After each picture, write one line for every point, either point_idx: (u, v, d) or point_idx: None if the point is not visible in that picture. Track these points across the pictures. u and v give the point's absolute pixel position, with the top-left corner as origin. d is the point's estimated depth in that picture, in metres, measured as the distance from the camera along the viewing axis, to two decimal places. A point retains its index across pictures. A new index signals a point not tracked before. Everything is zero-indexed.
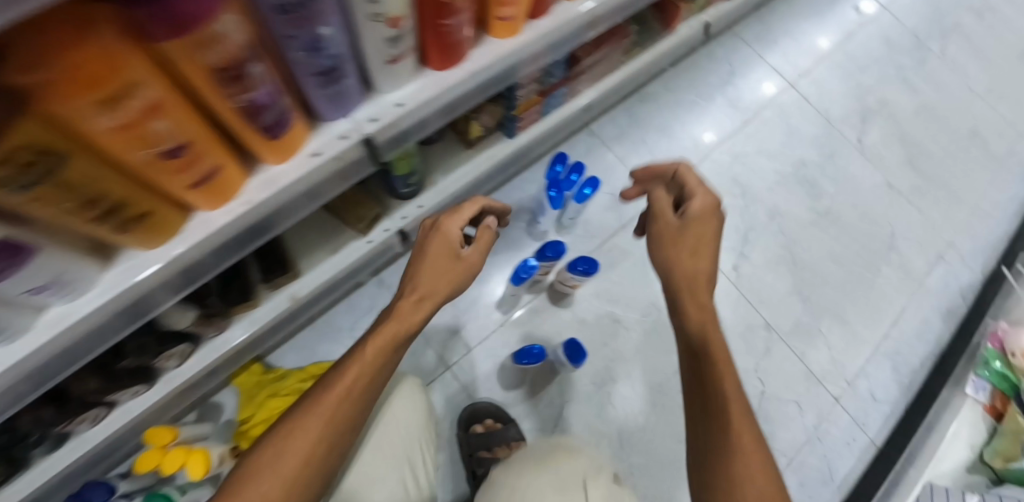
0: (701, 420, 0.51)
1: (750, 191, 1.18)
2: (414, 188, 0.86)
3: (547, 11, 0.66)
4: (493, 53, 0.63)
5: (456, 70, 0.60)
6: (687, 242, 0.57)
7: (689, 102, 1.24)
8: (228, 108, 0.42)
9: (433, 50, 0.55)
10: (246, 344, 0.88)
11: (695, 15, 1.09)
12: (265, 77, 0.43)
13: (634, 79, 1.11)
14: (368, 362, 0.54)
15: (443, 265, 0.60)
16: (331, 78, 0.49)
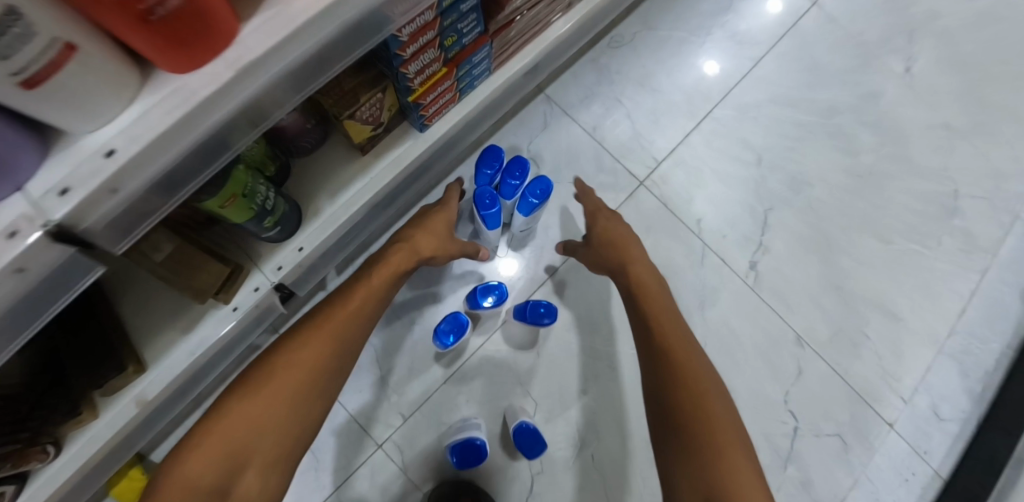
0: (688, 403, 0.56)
1: (764, 157, 0.89)
2: (283, 229, 0.58)
3: None
4: (286, 23, 0.33)
5: (226, 69, 0.32)
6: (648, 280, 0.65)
7: (676, 43, 0.92)
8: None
9: (139, 41, 0.27)
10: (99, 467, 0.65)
11: None
12: None
13: (598, 22, 0.80)
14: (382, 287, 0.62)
15: (424, 237, 0.68)
16: None
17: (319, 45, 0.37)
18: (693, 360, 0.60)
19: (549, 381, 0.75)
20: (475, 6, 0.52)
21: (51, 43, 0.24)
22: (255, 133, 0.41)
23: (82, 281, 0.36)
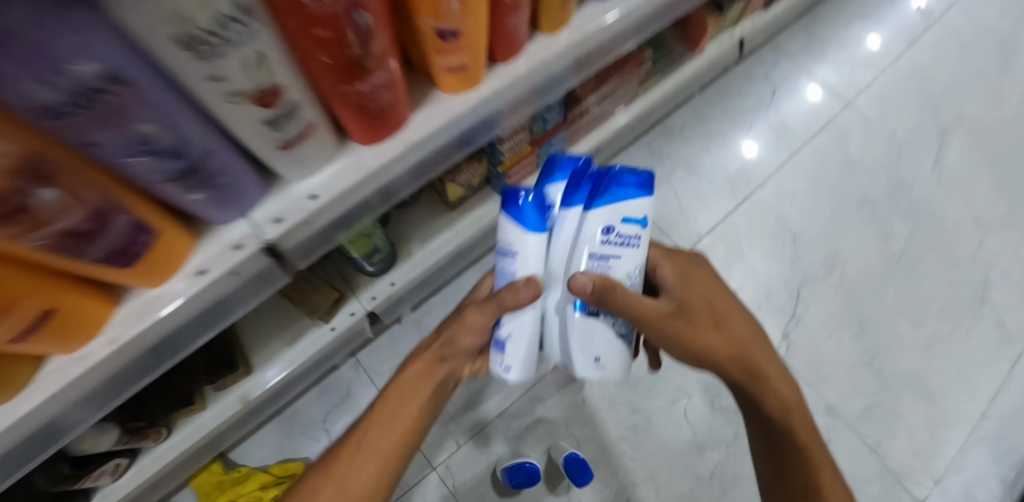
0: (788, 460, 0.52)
1: (800, 236, 0.97)
2: (383, 265, 0.71)
3: (518, 53, 0.50)
4: (440, 117, 0.47)
5: (394, 142, 0.45)
6: (710, 332, 0.51)
7: (722, 132, 1.04)
8: (25, 250, 0.28)
9: (349, 119, 0.41)
10: (198, 453, 0.76)
11: (728, 32, 0.91)
12: (70, 201, 0.27)
13: (653, 113, 0.94)
14: (403, 420, 0.53)
15: (467, 327, 0.52)
16: (197, 183, 0.34)
17: (456, 131, 0.50)
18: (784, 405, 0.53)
19: (591, 424, 0.83)
20: (561, 99, 0.67)
21: (308, 123, 0.37)
22: (397, 196, 0.54)
23: (260, 293, 0.49)
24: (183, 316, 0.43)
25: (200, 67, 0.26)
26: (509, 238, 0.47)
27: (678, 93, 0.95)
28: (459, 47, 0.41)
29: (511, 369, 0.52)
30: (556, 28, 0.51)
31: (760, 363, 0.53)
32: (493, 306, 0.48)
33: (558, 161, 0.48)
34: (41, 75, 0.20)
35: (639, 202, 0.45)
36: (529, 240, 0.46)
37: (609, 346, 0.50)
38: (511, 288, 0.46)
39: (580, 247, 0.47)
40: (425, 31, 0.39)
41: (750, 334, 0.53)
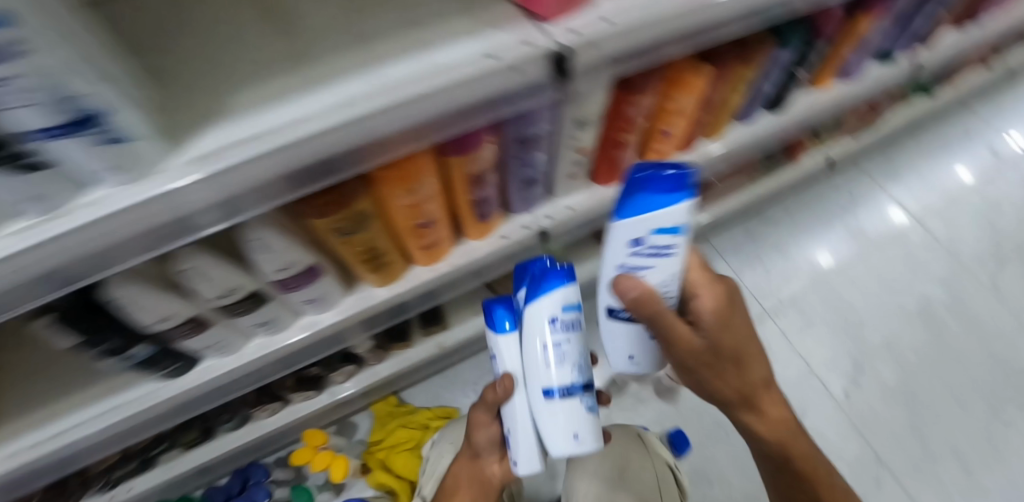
0: (776, 452, 0.66)
1: (866, 319, 1.20)
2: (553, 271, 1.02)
3: (693, 146, 0.87)
4: None
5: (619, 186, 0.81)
6: (732, 374, 0.58)
7: (807, 226, 1.31)
8: (466, 199, 0.64)
9: (604, 168, 0.76)
10: (395, 379, 1.09)
11: (821, 149, 1.21)
12: (491, 177, 0.63)
13: (754, 203, 1.25)
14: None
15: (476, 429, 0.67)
16: (530, 186, 0.70)
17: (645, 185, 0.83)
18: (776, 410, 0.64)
19: None
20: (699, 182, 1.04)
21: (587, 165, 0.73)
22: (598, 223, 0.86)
23: (512, 262, 0.83)
24: (481, 261, 0.75)
25: (575, 131, 0.63)
26: (490, 341, 0.63)
27: (776, 192, 1.26)
28: (670, 140, 0.78)
29: (520, 461, 0.63)
30: (716, 132, 0.89)
31: (761, 390, 0.62)
32: (487, 405, 0.63)
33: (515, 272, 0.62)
34: (528, 128, 0.58)
35: (563, 293, 0.56)
36: (501, 337, 0.61)
37: (584, 423, 0.59)
38: (493, 385, 0.61)
39: (531, 342, 0.58)
40: (654, 130, 0.75)
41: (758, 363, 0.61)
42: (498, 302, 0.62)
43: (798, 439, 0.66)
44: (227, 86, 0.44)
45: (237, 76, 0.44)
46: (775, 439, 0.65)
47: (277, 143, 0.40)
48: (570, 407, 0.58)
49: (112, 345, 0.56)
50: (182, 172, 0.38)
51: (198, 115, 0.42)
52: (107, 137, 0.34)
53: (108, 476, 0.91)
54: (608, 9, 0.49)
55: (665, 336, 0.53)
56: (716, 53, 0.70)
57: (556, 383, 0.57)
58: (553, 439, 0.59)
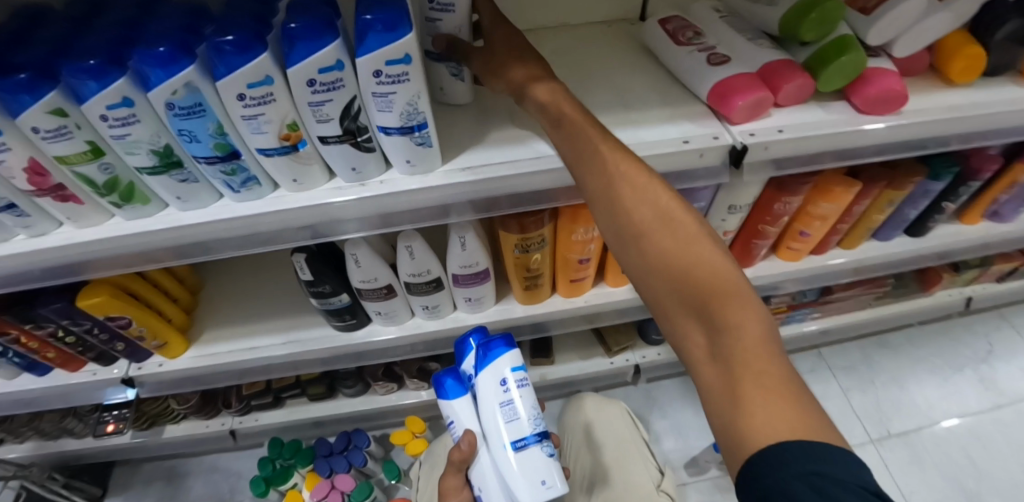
0: (712, 368, 0.39)
1: (984, 474, 1.14)
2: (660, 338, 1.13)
3: (825, 252, 0.94)
4: (773, 268, 0.93)
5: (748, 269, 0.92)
6: (622, 187, 0.46)
7: (930, 364, 1.31)
8: None
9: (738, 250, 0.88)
10: None
11: (958, 288, 1.21)
12: None
13: (873, 322, 1.27)
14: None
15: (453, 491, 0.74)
16: None
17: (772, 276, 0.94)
18: (729, 288, 0.40)
19: None
20: (821, 287, 1.10)
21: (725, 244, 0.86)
22: None
23: (633, 315, 0.94)
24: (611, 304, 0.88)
25: (726, 213, 0.77)
26: (450, 411, 0.73)
27: (900, 316, 1.26)
28: (804, 240, 0.87)
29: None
30: (852, 245, 0.95)
31: (666, 242, 0.43)
32: (456, 467, 0.72)
33: (459, 349, 0.74)
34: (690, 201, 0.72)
35: (509, 357, 0.66)
36: (457, 403, 0.73)
37: (546, 467, 0.65)
38: (457, 446, 0.71)
39: (483, 408, 0.67)
40: (792, 228, 0.86)
41: (688, 212, 0.45)
42: (446, 377, 0.74)
43: (759, 356, 0.37)
44: (499, 122, 0.64)
45: (500, 120, 0.65)
46: (721, 337, 0.39)
47: (519, 168, 0.58)
48: (531, 456, 0.64)
49: (330, 289, 0.75)
50: (456, 174, 0.58)
51: (471, 140, 0.62)
52: (418, 141, 0.54)
53: (251, 402, 1.10)
54: (783, 122, 0.63)
55: (562, 138, 0.53)
56: (864, 173, 0.80)
57: (507, 439, 0.65)
58: (521, 492, 0.64)
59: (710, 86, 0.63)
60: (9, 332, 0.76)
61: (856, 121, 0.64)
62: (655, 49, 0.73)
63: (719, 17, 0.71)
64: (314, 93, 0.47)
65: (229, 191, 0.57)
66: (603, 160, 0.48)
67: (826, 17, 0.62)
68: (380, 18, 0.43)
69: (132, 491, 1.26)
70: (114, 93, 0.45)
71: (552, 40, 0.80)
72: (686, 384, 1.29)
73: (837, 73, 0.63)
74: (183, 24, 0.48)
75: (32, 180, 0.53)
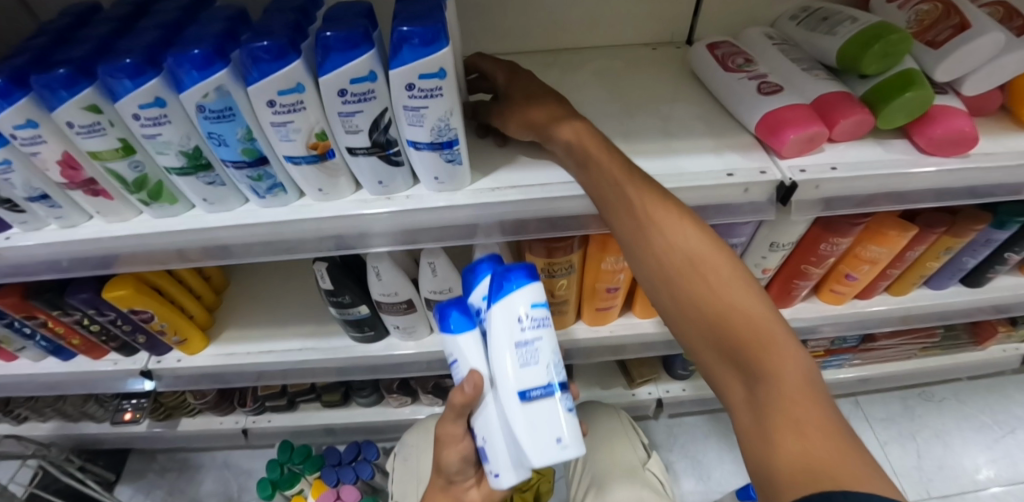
0: (749, 412, 0.41)
1: None
2: (686, 373, 1.08)
3: (870, 297, 0.88)
4: (812, 310, 0.88)
5: (786, 309, 0.87)
6: (650, 230, 0.48)
7: (979, 423, 1.21)
8: None
9: (776, 289, 0.83)
10: None
11: (1015, 345, 1.13)
12: None
13: (917, 373, 1.19)
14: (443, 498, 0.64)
15: (447, 439, 0.59)
16: None
17: (811, 318, 0.88)
18: (762, 331, 0.42)
19: None
20: (863, 334, 1.03)
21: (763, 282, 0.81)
22: None
23: (660, 349, 0.89)
24: (637, 336, 0.84)
25: (766, 251, 0.72)
26: (448, 347, 0.56)
27: (947, 368, 1.18)
28: (850, 283, 0.82)
29: (499, 474, 0.54)
30: (901, 291, 0.89)
31: (698, 283, 0.45)
32: (454, 414, 0.55)
33: (469, 274, 0.57)
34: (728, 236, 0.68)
35: (531, 289, 0.50)
36: (459, 340, 0.55)
37: (564, 422, 0.51)
38: (459, 387, 0.53)
39: (495, 346, 0.51)
40: (838, 270, 0.81)
41: (718, 252, 0.46)
42: (450, 306, 0.56)
43: (799, 400, 0.38)
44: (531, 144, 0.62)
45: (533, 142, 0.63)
46: (757, 380, 0.41)
47: (549, 193, 0.56)
48: (551, 409, 0.50)
49: (350, 300, 0.73)
50: (485, 194, 0.56)
51: (503, 160, 0.60)
52: (447, 158, 0.52)
53: (266, 403, 1.10)
54: (837, 159, 0.59)
55: (588, 171, 0.52)
56: (920, 217, 0.75)
57: (523, 387, 0.50)
58: (531, 452, 0.50)
59: (758, 117, 0.59)
60: (37, 316, 0.77)
61: (917, 162, 0.60)
62: (701, 75, 0.70)
63: (771, 44, 0.68)
64: (344, 103, 0.46)
65: (255, 197, 0.56)
66: (627, 202, 0.49)
67: (889, 50, 0.58)
68: (417, 30, 0.41)
69: (143, 481, 1.27)
70: (148, 93, 0.45)
71: (593, 60, 0.78)
72: (710, 422, 1.22)
73: (900, 109, 0.58)
74: (222, 28, 0.47)
75: (65, 173, 0.53)
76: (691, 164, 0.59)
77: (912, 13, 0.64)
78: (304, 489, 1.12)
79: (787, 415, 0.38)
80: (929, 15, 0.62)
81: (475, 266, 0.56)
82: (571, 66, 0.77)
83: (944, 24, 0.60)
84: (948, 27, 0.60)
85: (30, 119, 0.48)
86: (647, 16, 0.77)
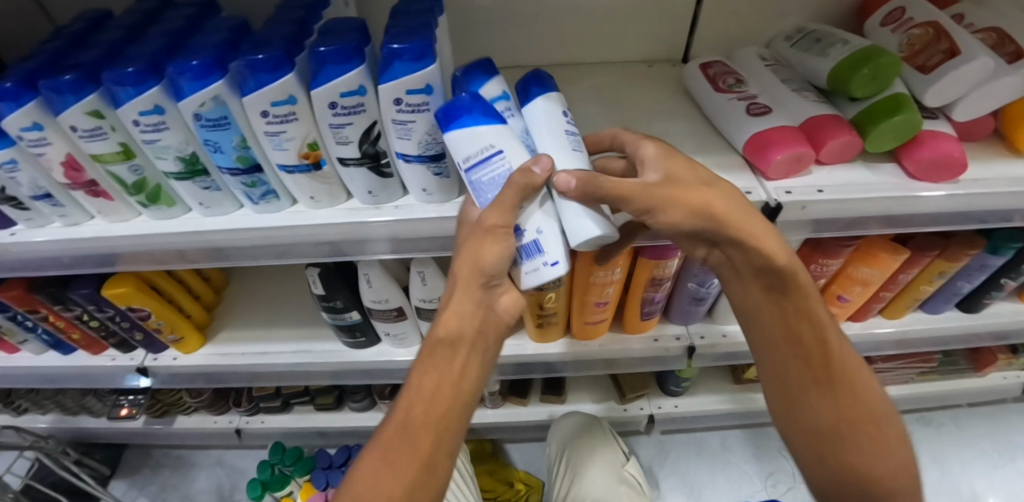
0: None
1: None
2: (679, 389, 1.07)
3: (864, 319, 0.88)
4: None
5: None
6: (846, 384, 0.59)
7: (978, 450, 1.19)
8: (638, 294, 0.75)
9: None
10: (499, 425, 1.16)
11: (1016, 372, 1.11)
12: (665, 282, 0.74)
13: (916, 398, 1.17)
14: (471, 301, 0.50)
15: (493, 234, 0.45)
16: (697, 303, 0.79)
17: None
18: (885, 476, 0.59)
19: None
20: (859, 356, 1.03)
21: None
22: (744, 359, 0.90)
23: (651, 365, 0.89)
24: (627, 351, 0.84)
25: None
26: (486, 139, 0.44)
27: (947, 394, 1.16)
28: (842, 305, 0.82)
29: (558, 261, 0.47)
30: (895, 314, 0.88)
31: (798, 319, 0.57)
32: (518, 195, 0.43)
33: (464, 79, 0.48)
34: None
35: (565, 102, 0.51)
36: (502, 129, 0.45)
37: None
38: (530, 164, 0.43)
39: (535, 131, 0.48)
40: (830, 291, 0.80)
41: (879, 402, 0.60)
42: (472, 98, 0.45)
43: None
44: None
45: None
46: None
47: None
48: None
49: (342, 305, 0.74)
50: None
51: None
52: (436, 170, 0.53)
53: (260, 403, 1.11)
54: (824, 181, 0.59)
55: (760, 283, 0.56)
56: (913, 240, 0.75)
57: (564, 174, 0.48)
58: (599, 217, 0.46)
59: (747, 137, 0.60)
60: (39, 310, 0.79)
61: (905, 187, 0.60)
62: (695, 94, 0.70)
63: (764, 65, 0.69)
64: (335, 115, 0.47)
65: (249, 202, 0.58)
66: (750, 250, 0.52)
67: (878, 74, 0.59)
68: (406, 47, 0.43)
69: (138, 476, 1.28)
70: (148, 100, 0.47)
71: (589, 76, 0.79)
72: (703, 440, 1.21)
73: (888, 133, 0.59)
74: (221, 39, 0.49)
75: (68, 174, 0.55)
76: None
77: (904, 37, 0.65)
78: (294, 491, 1.12)
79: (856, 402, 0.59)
80: (921, 39, 0.63)
81: (477, 65, 0.49)
82: (568, 81, 0.78)
83: (935, 49, 0.61)
84: (939, 52, 0.60)
85: (36, 122, 0.50)
86: (644, 34, 0.78)
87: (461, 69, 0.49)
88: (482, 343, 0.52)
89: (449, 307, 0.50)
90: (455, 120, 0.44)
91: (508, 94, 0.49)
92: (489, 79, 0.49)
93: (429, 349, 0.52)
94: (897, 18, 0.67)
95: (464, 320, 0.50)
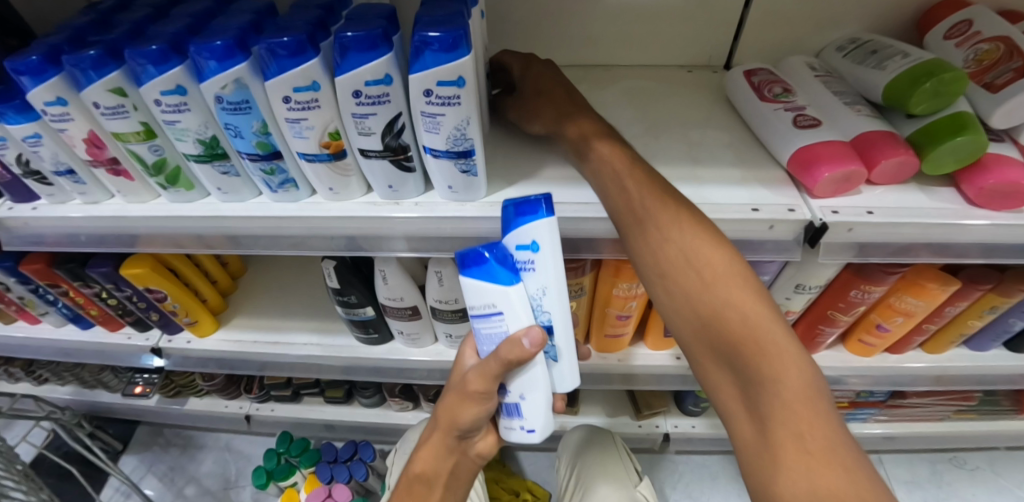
0: (754, 444, 0.38)
1: None
2: (697, 409, 1.03)
3: (902, 351, 0.83)
4: (836, 359, 0.83)
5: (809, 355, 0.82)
6: (697, 284, 0.44)
7: (1014, 498, 1.12)
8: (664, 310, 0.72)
9: (798, 333, 0.79)
10: None
11: None
12: None
13: (950, 436, 1.10)
14: (445, 448, 0.60)
15: (472, 394, 0.52)
16: None
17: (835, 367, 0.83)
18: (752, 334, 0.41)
19: None
20: (892, 389, 0.97)
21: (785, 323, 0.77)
22: None
23: (671, 384, 0.85)
24: (646, 367, 0.81)
25: (791, 292, 0.68)
26: (488, 296, 0.46)
27: (984, 435, 1.09)
28: (881, 335, 0.77)
29: (534, 430, 0.53)
30: (936, 349, 0.83)
31: (670, 250, 0.45)
32: (502, 366, 0.47)
33: (512, 210, 0.44)
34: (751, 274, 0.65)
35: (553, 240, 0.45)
36: (507, 292, 0.45)
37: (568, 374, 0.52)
38: (517, 343, 0.45)
39: (549, 297, 0.46)
40: (868, 319, 0.76)
41: (715, 247, 0.44)
42: (492, 250, 0.45)
43: (790, 365, 0.38)
44: (549, 161, 0.61)
45: (554, 157, 0.61)
46: (755, 385, 0.39)
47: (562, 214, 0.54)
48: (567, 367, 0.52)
49: (356, 300, 0.73)
50: (495, 208, 0.54)
51: (521, 174, 0.59)
52: (463, 168, 0.51)
53: (271, 392, 1.10)
54: (874, 203, 0.55)
55: (587, 170, 0.54)
56: (964, 271, 0.69)
57: (563, 350, 0.50)
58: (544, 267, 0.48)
59: (792, 151, 0.56)
60: (60, 285, 0.79)
61: (963, 214, 0.55)
62: (736, 102, 0.67)
63: (814, 75, 0.64)
64: (358, 104, 0.45)
65: (268, 190, 0.56)
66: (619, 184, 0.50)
67: (941, 88, 0.54)
68: (439, 35, 0.41)
69: (149, 453, 1.29)
70: (169, 80, 0.46)
71: (624, 79, 0.76)
72: (719, 464, 1.17)
73: (949, 154, 0.54)
74: (247, 20, 0.48)
75: (89, 151, 0.54)
76: (715, 193, 0.57)
77: (970, 52, 0.60)
78: (299, 482, 1.11)
79: (768, 365, 0.39)
80: (990, 54, 0.58)
81: (524, 203, 0.44)
82: (601, 82, 0.75)
83: (1006, 66, 0.56)
84: (1009, 70, 0.56)
85: (59, 96, 0.49)
86: (684, 38, 0.75)
87: (513, 201, 0.44)
88: (457, 478, 0.63)
89: (426, 450, 0.62)
90: (467, 268, 0.46)
91: (538, 244, 0.44)
92: (532, 222, 0.44)
93: (412, 481, 0.63)
94: (962, 32, 0.62)
95: (443, 461, 0.62)
